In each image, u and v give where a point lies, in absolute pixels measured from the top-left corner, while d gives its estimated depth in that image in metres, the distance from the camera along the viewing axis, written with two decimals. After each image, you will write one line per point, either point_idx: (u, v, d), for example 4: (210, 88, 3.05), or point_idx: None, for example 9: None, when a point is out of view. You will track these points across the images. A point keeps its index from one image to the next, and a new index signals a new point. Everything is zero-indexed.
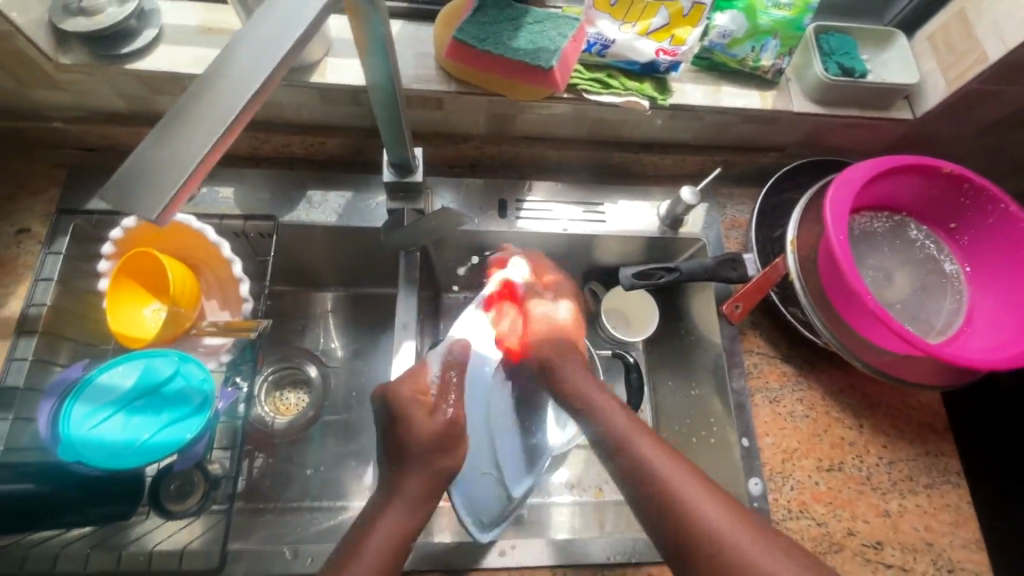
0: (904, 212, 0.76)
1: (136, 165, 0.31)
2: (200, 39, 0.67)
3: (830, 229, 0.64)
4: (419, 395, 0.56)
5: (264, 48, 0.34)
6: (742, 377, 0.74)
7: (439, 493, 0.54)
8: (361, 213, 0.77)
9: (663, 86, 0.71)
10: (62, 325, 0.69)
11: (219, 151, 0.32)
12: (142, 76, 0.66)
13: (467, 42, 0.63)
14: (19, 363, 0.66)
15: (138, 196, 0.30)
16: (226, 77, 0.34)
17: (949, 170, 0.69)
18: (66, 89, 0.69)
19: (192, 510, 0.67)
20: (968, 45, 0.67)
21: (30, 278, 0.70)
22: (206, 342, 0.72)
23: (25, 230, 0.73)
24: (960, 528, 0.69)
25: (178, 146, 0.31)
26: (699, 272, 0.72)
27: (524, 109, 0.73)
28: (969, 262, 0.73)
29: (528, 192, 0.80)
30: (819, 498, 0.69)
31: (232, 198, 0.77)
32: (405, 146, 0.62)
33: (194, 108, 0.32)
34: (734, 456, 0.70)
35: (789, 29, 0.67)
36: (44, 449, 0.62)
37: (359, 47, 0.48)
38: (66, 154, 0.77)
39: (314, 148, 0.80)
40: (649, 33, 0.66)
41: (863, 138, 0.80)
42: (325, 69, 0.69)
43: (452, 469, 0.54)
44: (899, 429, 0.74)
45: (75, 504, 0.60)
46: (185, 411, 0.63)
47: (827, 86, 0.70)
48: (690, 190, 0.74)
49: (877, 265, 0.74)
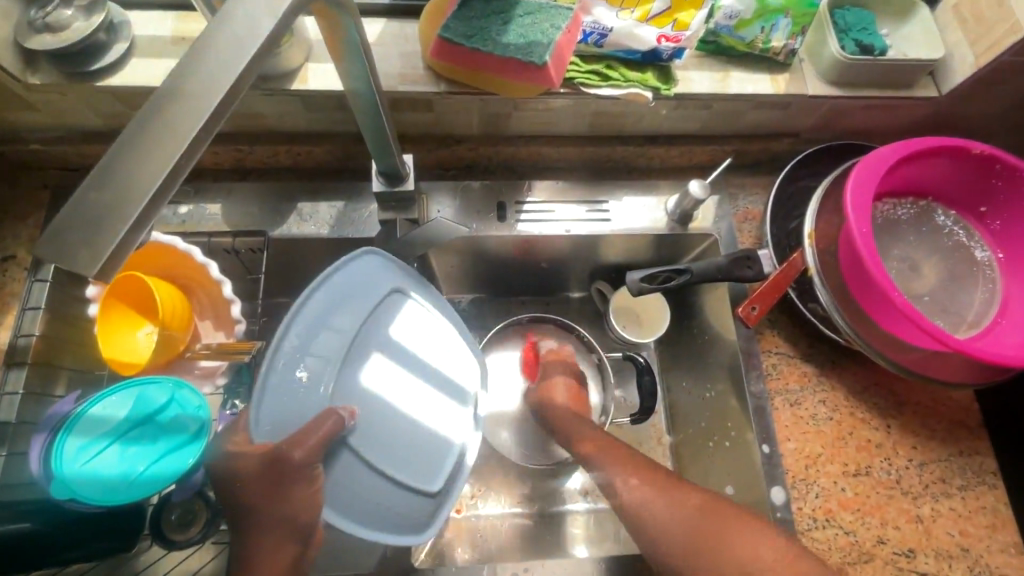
0: (929, 197, 0.71)
1: (73, 215, 0.27)
2: (174, 50, 0.63)
3: (852, 222, 0.60)
4: (416, 477, 0.58)
5: (213, 73, 0.31)
6: (761, 379, 0.71)
7: (405, 483, 0.57)
8: (355, 223, 0.74)
9: (666, 74, 0.66)
10: (52, 355, 0.67)
11: (169, 192, 0.29)
12: (116, 92, 0.63)
13: (454, 40, 0.59)
14: (11, 396, 0.64)
15: (77, 252, 0.26)
16: (170, 108, 0.30)
17: (979, 151, 0.64)
18: (40, 110, 0.66)
19: (195, 539, 0.64)
20: (999, 14, 0.61)
21: (17, 307, 0.68)
22: (202, 364, 0.70)
23: (11, 257, 0.70)
24: (997, 531, 0.65)
25: (122, 190, 0.28)
26: (712, 272, 0.68)
27: (519, 106, 0.69)
28: (1002, 248, 0.68)
29: (528, 193, 0.76)
30: (846, 506, 0.66)
31: (220, 214, 0.74)
32: (392, 154, 0.58)
33: (138, 142, 0.29)
34: (755, 462, 0.67)
35: (801, 5, 0.62)
36: (37, 487, 0.60)
37: (332, 54, 0.44)
38: (48, 176, 0.74)
39: (302, 158, 0.77)
40: (649, 19, 0.62)
41: (883, 120, 0.75)
42: (307, 74, 0.65)
43: (410, 475, 0.58)
44: (930, 430, 0.70)
45: (70, 544, 0.58)
46: (182, 439, 0.61)
47: (844, 66, 0.65)
48: (698, 183, 0.70)
49: (902, 256, 0.70)
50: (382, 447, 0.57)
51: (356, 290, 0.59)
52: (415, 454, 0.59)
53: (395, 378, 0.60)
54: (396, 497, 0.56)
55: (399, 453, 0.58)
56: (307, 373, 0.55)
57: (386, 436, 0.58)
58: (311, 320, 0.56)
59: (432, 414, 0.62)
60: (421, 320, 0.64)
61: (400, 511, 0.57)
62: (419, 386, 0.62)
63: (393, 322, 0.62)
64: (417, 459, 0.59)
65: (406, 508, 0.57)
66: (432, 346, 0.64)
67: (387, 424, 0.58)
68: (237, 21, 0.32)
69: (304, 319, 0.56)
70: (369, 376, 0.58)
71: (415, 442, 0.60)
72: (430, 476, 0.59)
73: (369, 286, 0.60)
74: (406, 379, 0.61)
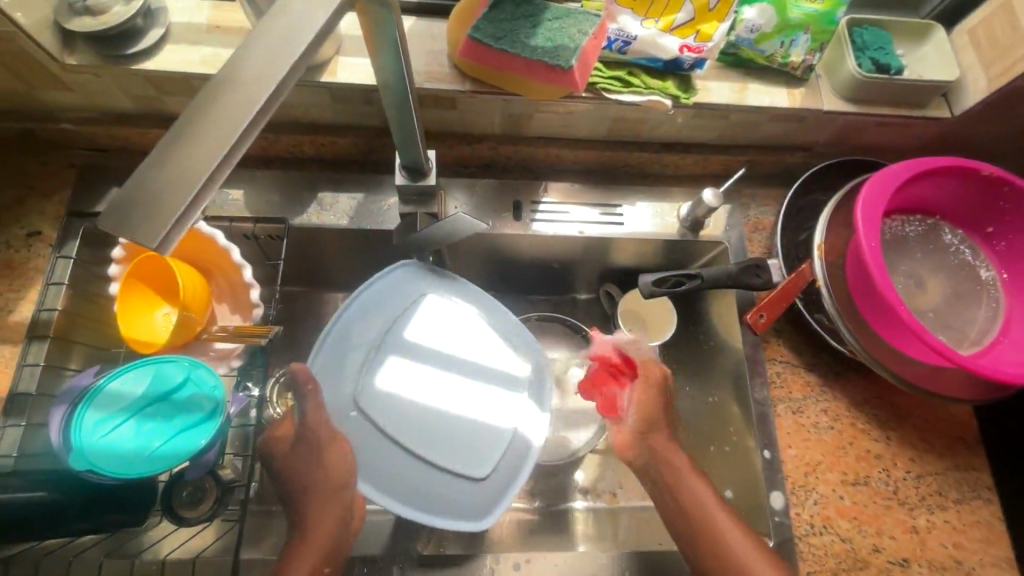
0: (937, 216, 0.73)
1: (136, 188, 0.29)
2: (208, 38, 0.65)
3: (861, 236, 0.61)
4: (461, 464, 0.61)
5: (268, 63, 0.32)
6: (764, 386, 0.72)
7: (450, 468, 0.60)
8: (374, 215, 0.75)
9: (686, 84, 0.68)
10: (72, 330, 0.69)
11: (223, 171, 0.31)
12: (150, 76, 0.64)
13: (484, 40, 0.61)
14: (31, 368, 0.65)
15: (138, 223, 0.28)
16: (228, 95, 0.31)
17: (988, 173, 0.66)
18: (74, 90, 0.67)
19: (204, 516, 0.66)
20: (1013, 40, 0.63)
21: (40, 282, 0.69)
22: (218, 346, 0.71)
23: (36, 232, 0.72)
24: (991, 545, 0.67)
25: (181, 169, 0.29)
26: (722, 279, 0.70)
27: (540, 108, 0.70)
28: (1007, 269, 0.70)
29: (544, 194, 0.78)
30: (844, 514, 0.67)
31: (242, 200, 0.75)
32: (416, 148, 0.60)
33: (199, 125, 0.31)
34: (756, 467, 0.68)
35: (821, 23, 0.64)
36: (54, 458, 0.61)
37: (369, 48, 0.46)
38: (75, 155, 0.76)
39: (326, 148, 0.78)
40: (673, 29, 0.64)
41: (895, 138, 0.76)
42: (337, 67, 0.67)
43: (452, 462, 0.61)
44: (928, 443, 0.71)
45: (86, 514, 0.59)
46: (197, 418, 0.62)
47: (860, 83, 0.67)
48: (712, 192, 0.71)
49: (909, 272, 0.72)
50: (423, 437, 0.61)
51: (394, 293, 0.66)
52: (460, 443, 0.62)
53: (420, 374, 0.64)
54: (444, 483, 0.60)
55: (443, 443, 0.61)
56: (347, 363, 0.62)
57: (430, 426, 0.62)
58: (352, 321, 0.64)
59: (482, 401, 0.64)
60: (450, 316, 0.66)
61: (451, 495, 0.60)
62: (452, 377, 0.64)
63: (429, 319, 0.66)
64: (462, 448, 0.61)
65: (456, 494, 0.60)
66: (463, 339, 0.66)
67: (428, 413, 0.62)
68: (290, 15, 0.34)
69: (345, 318, 0.64)
70: (387, 378, 0.63)
71: (463, 428, 0.62)
72: (477, 464, 0.61)
73: (395, 295, 0.66)
74: (434, 373, 0.64)
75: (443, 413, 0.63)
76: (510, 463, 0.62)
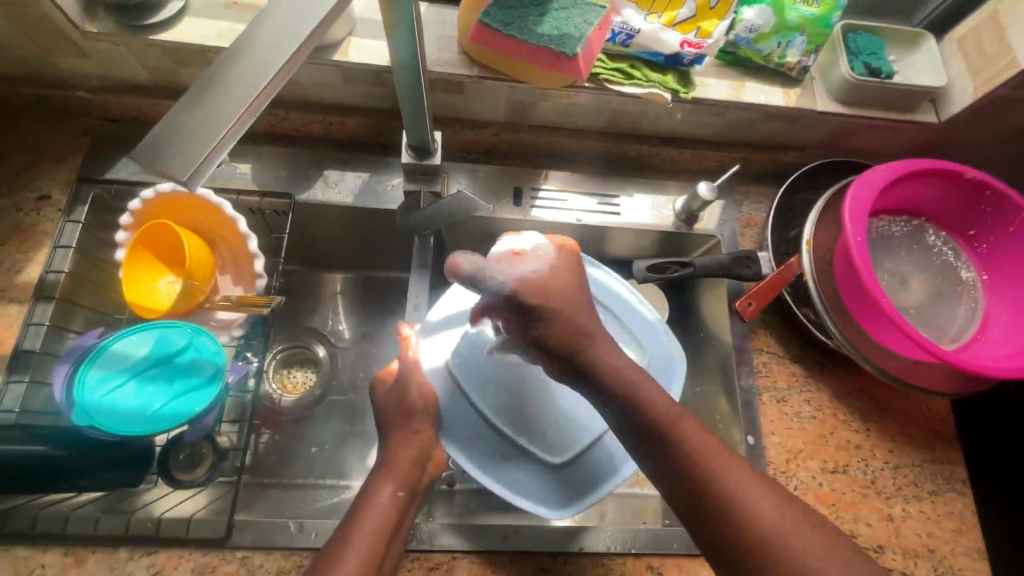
0: (922, 217, 0.75)
1: (165, 130, 0.32)
2: (225, 13, 0.67)
3: (848, 229, 0.63)
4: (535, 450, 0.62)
5: (288, 28, 0.35)
6: (751, 375, 0.75)
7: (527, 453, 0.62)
8: (378, 194, 0.77)
9: (686, 79, 0.71)
10: (78, 293, 0.70)
11: (241, 124, 0.34)
12: (168, 47, 0.66)
13: (493, 26, 0.63)
14: (36, 328, 0.66)
15: (164, 161, 0.32)
16: (249, 53, 0.35)
17: (972, 177, 0.68)
18: (92, 58, 0.69)
19: (200, 480, 0.67)
20: (998, 50, 0.66)
21: (48, 244, 0.71)
22: (219, 316, 0.72)
23: (46, 196, 0.73)
24: (963, 536, 0.69)
25: (205, 116, 0.33)
26: (713, 268, 0.72)
27: (543, 97, 0.73)
28: (987, 271, 0.72)
29: (544, 181, 0.80)
30: (822, 500, 0.69)
31: (249, 174, 0.77)
32: (424, 129, 0.62)
33: (222, 78, 0.34)
34: (739, 452, 0.70)
35: (817, 26, 0.66)
36: (59, 414, 0.63)
37: (386, 27, 0.48)
38: (88, 124, 0.77)
39: (334, 128, 0.80)
40: (675, 24, 0.66)
41: (884, 141, 0.79)
42: (349, 47, 0.69)
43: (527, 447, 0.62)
44: (906, 436, 0.73)
45: (86, 469, 0.61)
46: (197, 382, 0.64)
47: (852, 85, 0.70)
48: (706, 185, 0.73)
49: (893, 270, 0.74)
50: (507, 418, 0.63)
51: None
52: (540, 432, 0.63)
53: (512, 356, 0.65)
54: (518, 462, 0.62)
55: (524, 430, 0.63)
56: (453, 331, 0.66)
57: (517, 412, 0.63)
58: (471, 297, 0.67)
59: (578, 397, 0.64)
60: None
61: (520, 476, 0.61)
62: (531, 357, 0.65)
63: None
64: (541, 435, 0.63)
65: (525, 476, 0.61)
66: None
67: (522, 394, 0.64)
68: None
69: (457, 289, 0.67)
70: (432, 359, 0.65)
71: (553, 419, 0.63)
72: (554, 451, 0.62)
73: None
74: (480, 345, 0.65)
75: (534, 404, 0.63)
76: (586, 458, 0.62)
